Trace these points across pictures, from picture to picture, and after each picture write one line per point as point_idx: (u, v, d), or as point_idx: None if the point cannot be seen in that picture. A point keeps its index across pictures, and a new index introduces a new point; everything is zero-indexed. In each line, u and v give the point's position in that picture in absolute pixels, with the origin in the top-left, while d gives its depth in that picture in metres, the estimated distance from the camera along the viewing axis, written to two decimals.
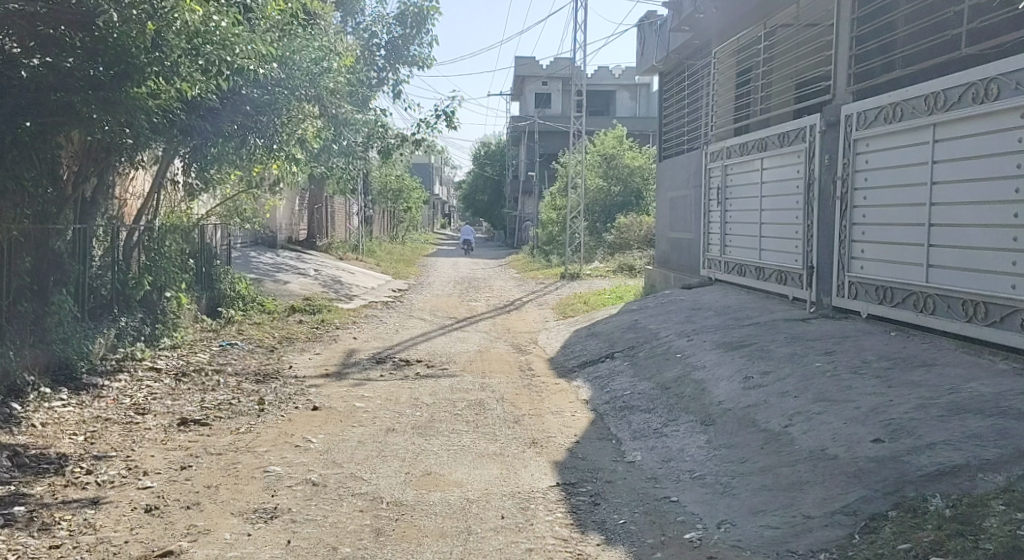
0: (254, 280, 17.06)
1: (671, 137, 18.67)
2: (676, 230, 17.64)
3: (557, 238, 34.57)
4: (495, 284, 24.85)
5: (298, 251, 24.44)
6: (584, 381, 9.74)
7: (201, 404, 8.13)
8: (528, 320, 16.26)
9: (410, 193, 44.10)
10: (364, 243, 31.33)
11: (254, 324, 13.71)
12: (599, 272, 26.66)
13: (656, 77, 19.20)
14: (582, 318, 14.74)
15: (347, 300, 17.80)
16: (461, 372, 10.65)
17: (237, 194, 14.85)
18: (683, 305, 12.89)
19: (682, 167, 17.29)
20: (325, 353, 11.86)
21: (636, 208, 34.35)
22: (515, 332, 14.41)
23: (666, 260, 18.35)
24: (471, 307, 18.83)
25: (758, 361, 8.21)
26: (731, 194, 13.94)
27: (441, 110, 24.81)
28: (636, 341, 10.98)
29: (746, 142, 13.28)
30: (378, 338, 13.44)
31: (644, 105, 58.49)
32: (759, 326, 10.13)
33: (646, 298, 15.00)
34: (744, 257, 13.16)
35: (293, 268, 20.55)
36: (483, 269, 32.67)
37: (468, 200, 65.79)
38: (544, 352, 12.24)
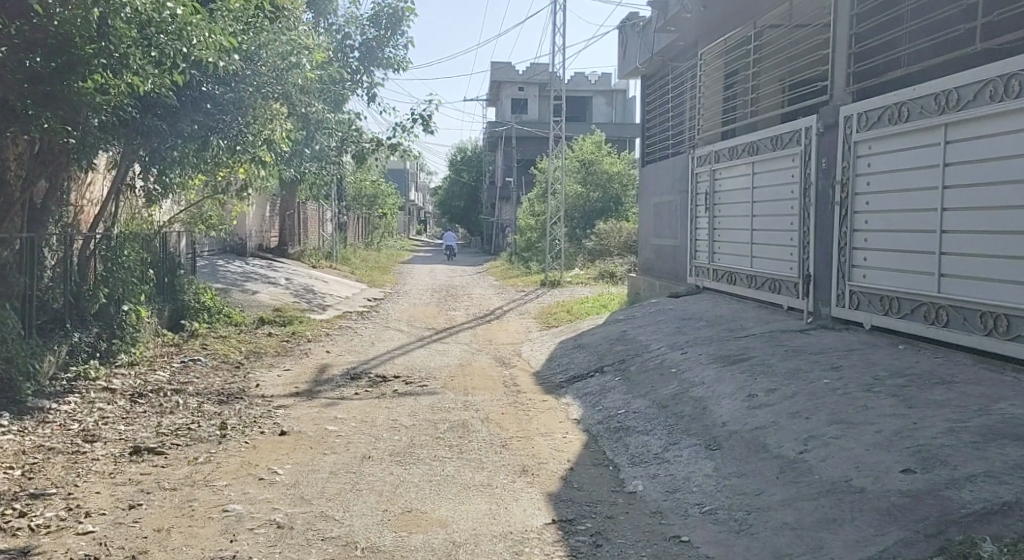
0: (222, 290, 16.34)
1: (654, 142, 18.15)
2: (661, 236, 17.10)
3: (536, 244, 34.04)
4: (474, 293, 24.26)
5: (269, 259, 23.69)
6: (573, 399, 9.14)
7: (155, 430, 7.47)
8: (509, 330, 15.65)
9: (385, 199, 43.40)
10: (338, 250, 30.63)
11: (219, 338, 13.03)
12: (580, 280, 26.14)
13: (638, 79, 18.69)
14: (566, 328, 14.15)
15: (320, 310, 17.10)
16: (441, 388, 10.02)
17: (202, 201, 14.16)
18: (672, 315, 12.32)
19: (666, 173, 16.76)
20: (296, 370, 11.18)
21: (615, 214, 33.90)
22: (496, 344, 13.79)
23: (651, 267, 17.80)
24: (449, 316, 18.19)
25: (761, 377, 7.65)
26: (719, 200, 13.40)
27: (417, 114, 24.20)
28: (626, 355, 10.40)
29: (735, 146, 12.74)
30: (353, 352, 12.78)
31: (621, 111, 58.21)
32: (756, 337, 9.59)
33: (632, 307, 14.44)
34: (734, 265, 12.61)
35: (264, 277, 19.81)
36: (461, 276, 32.07)
37: (444, 206, 65.15)
38: (528, 365, 11.64)
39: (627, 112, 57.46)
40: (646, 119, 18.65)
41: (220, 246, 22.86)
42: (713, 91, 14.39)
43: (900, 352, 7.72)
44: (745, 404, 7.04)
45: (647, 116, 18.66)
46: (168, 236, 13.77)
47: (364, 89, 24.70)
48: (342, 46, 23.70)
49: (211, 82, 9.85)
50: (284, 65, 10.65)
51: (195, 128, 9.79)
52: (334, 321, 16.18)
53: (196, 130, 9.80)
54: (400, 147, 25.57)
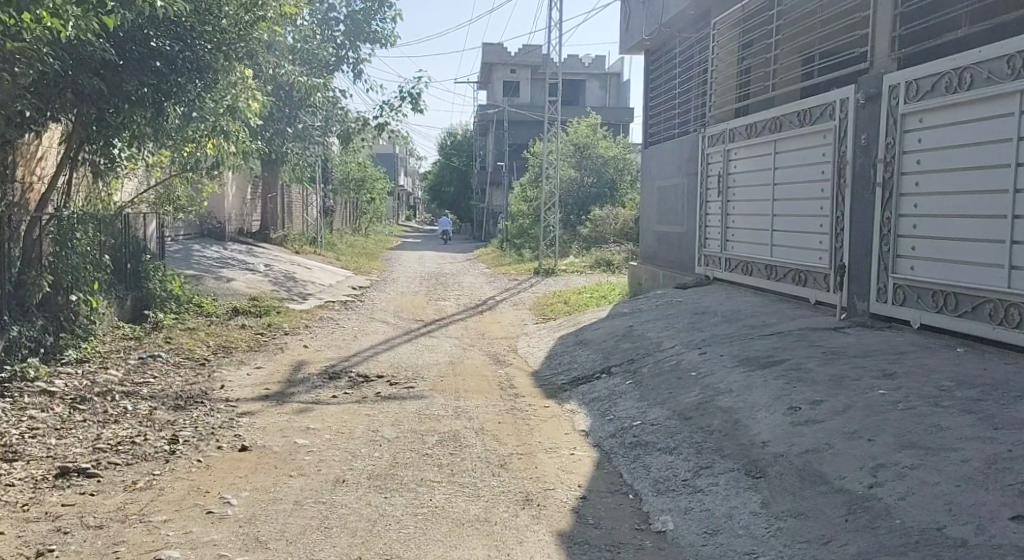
0: (193, 277, 15.19)
1: (658, 122, 17.09)
2: (665, 223, 16.05)
3: (529, 231, 32.99)
4: (465, 281, 23.19)
5: (249, 245, 22.51)
6: (579, 405, 8.06)
7: (92, 444, 6.39)
8: (503, 322, 14.57)
9: (373, 183, 42.19)
10: (322, 235, 29.46)
11: (187, 330, 11.91)
12: (575, 268, 25.10)
13: (642, 56, 17.59)
14: (566, 321, 13.05)
15: (300, 299, 15.98)
16: (430, 391, 8.93)
17: (169, 179, 13.02)
18: (683, 308, 11.24)
19: (671, 155, 15.72)
20: (268, 367, 10.06)
21: (610, 200, 32.89)
22: (489, 338, 12.70)
23: (653, 256, 16.75)
24: (438, 307, 17.09)
25: (802, 385, 6.57)
26: (734, 183, 12.33)
27: (406, 92, 23.09)
28: (637, 354, 9.31)
29: (753, 123, 11.65)
30: (334, 347, 11.69)
31: (614, 95, 57.08)
32: (785, 335, 8.51)
33: (637, 299, 13.34)
34: (750, 254, 11.55)
35: (242, 263, 18.65)
36: (451, 263, 30.97)
37: (433, 191, 63.93)
38: (525, 364, 10.55)
39: (620, 96, 56.40)
40: (648, 98, 17.57)
41: (197, 230, 21.65)
42: (727, 64, 13.37)
43: (963, 356, 6.65)
44: (788, 418, 5.97)
45: (649, 95, 17.60)
46: (130, 218, 12.63)
47: (351, 66, 23.57)
48: (327, 20, 22.56)
49: (156, 30, 8.91)
50: (251, 25, 9.57)
51: (145, 91, 9.02)
52: (315, 311, 15.06)
53: (146, 93, 9.05)
54: (388, 127, 24.44)
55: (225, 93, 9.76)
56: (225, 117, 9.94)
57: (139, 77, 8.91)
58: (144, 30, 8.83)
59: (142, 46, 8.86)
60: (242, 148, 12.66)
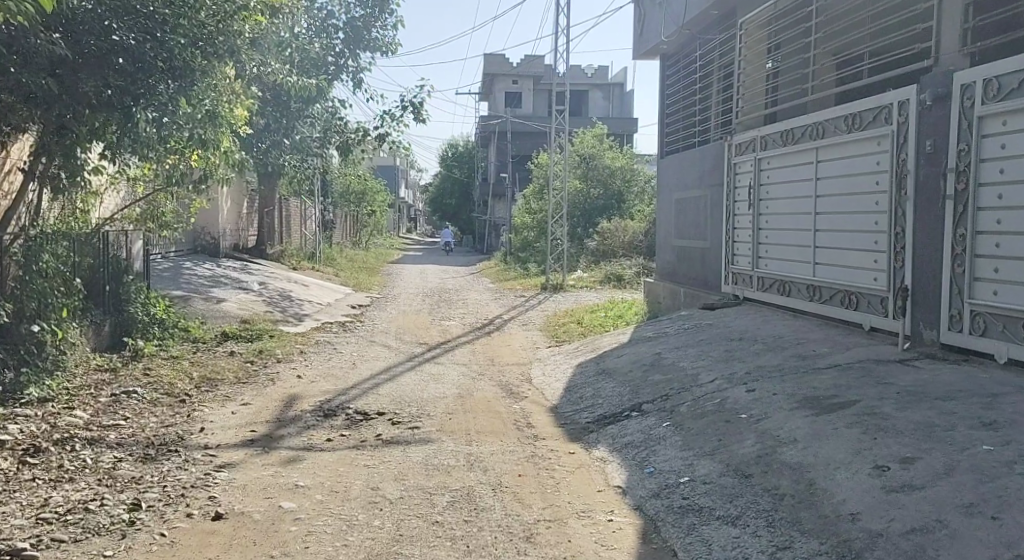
0: (179, 298, 14.16)
1: (676, 130, 16.08)
2: (686, 237, 15.06)
3: (534, 244, 31.99)
4: (470, 298, 22.17)
5: (245, 262, 21.46)
6: (609, 452, 7.00)
7: (36, 514, 5.46)
8: (513, 345, 13.52)
9: (374, 196, 41.17)
10: (322, 250, 28.46)
11: (170, 360, 10.84)
12: (584, 283, 24.07)
13: (658, 61, 16.59)
14: (583, 345, 11.99)
15: (296, 321, 14.93)
16: (437, 432, 7.87)
17: (152, 194, 12.01)
18: (716, 332, 10.17)
19: (692, 164, 14.73)
20: (255, 403, 9.00)
21: (618, 212, 31.86)
22: (500, 365, 11.64)
23: (673, 272, 15.75)
24: (443, 327, 16.06)
25: (885, 436, 5.52)
26: (767, 194, 11.32)
27: (408, 101, 22.09)
28: (672, 388, 8.25)
29: (790, 129, 10.64)
30: (330, 377, 10.63)
31: (618, 106, 56.18)
32: (843, 369, 7.46)
33: (660, 320, 12.29)
34: (789, 273, 10.54)
35: (234, 282, 17.63)
36: (455, 278, 29.97)
37: (435, 203, 62.97)
38: (542, 397, 9.49)
39: (624, 106, 55.47)
40: (665, 105, 16.57)
41: (189, 246, 20.64)
42: (756, 67, 12.35)
43: None
44: (877, 483, 4.91)
45: (665, 102, 16.59)
46: (108, 236, 11.61)
47: (350, 74, 22.59)
48: (325, 26, 21.57)
49: (119, 22, 8.03)
50: (231, 14, 8.70)
51: (109, 92, 8.10)
52: (311, 335, 13.99)
53: (111, 95, 8.11)
54: (389, 138, 23.44)
55: (204, 93, 8.80)
56: (206, 125, 8.95)
57: (104, 72, 8.03)
58: (105, 20, 7.98)
59: (101, 40, 7.93)
60: (230, 159, 11.64)
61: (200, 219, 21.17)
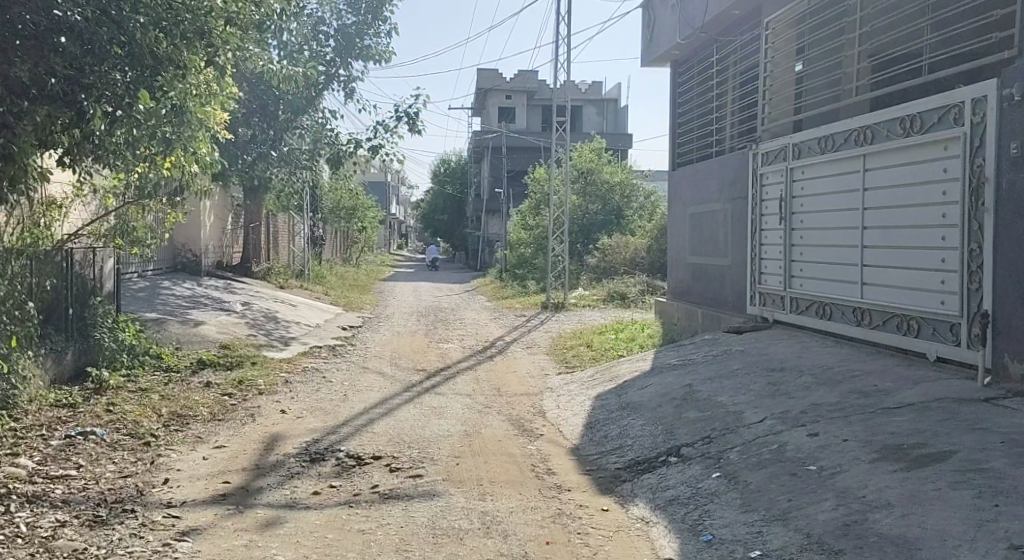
0: (154, 321, 13.02)
1: (689, 140, 15.06)
2: (701, 254, 14.04)
3: (532, 261, 30.95)
4: (468, 318, 21.10)
5: (229, 280, 20.31)
6: (651, 510, 5.91)
7: None
8: (519, 372, 12.42)
9: (365, 211, 40.10)
10: (310, 268, 27.34)
11: (138, 393, 9.68)
12: (587, 302, 23.03)
13: (668, 66, 15.64)
14: (598, 373, 10.90)
15: (282, 346, 13.79)
16: (443, 483, 6.77)
17: (121, 207, 10.94)
18: (752, 361, 9.10)
19: (708, 176, 13.74)
20: (232, 446, 7.87)
21: (617, 228, 30.86)
22: (508, 396, 10.52)
23: (687, 291, 14.72)
24: (441, 351, 14.97)
25: (1010, 506, 4.47)
26: (799, 208, 10.29)
27: (401, 111, 21.05)
28: (713, 430, 7.16)
29: (827, 134, 9.62)
30: (319, 411, 9.52)
31: (612, 120, 55.38)
32: (919, 409, 6.40)
33: (681, 345, 11.21)
34: (829, 295, 9.50)
35: (216, 303, 16.50)
36: (450, 296, 28.88)
37: (427, 219, 61.92)
38: (559, 435, 8.39)
39: (619, 121, 54.67)
40: (677, 113, 15.55)
41: (169, 264, 19.50)
42: (783, 69, 11.34)
43: None
44: None
45: (677, 110, 15.59)
46: (72, 254, 10.48)
47: (341, 84, 21.57)
48: (315, 33, 20.54)
49: None
50: None
51: (53, 81, 7.11)
52: (299, 361, 12.85)
53: (58, 85, 7.14)
54: (382, 151, 22.39)
55: (174, 84, 7.85)
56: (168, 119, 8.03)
57: (50, 61, 7.07)
58: None
59: (38, 14, 6.95)
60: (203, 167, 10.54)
61: (182, 236, 20.03)
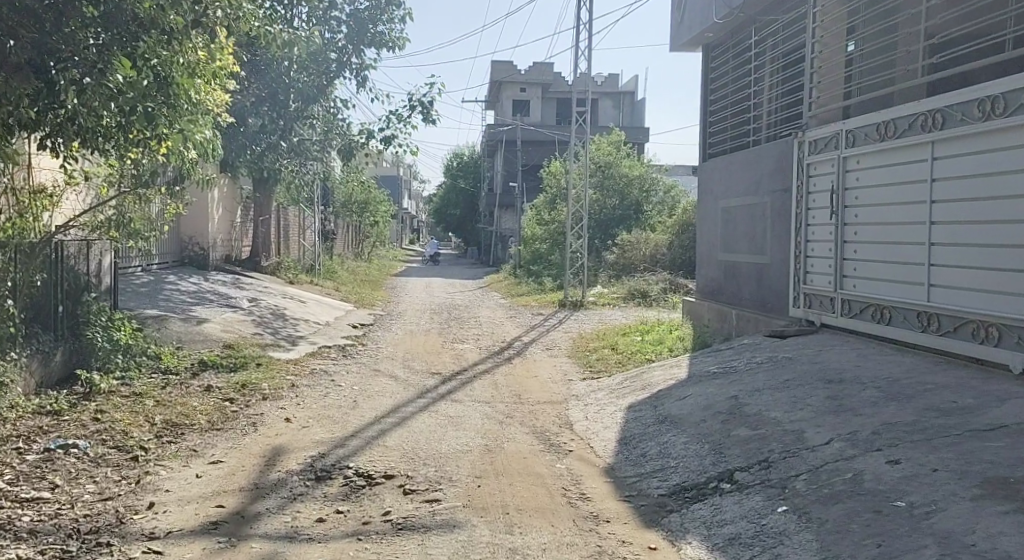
0: (154, 318, 12.27)
1: (722, 130, 14.20)
2: (735, 251, 13.21)
3: (548, 256, 30.11)
4: (483, 315, 20.30)
5: (236, 275, 19.57)
6: (709, 551, 5.09)
7: None
8: (542, 376, 11.60)
9: (377, 205, 39.29)
10: (321, 262, 26.58)
11: (132, 398, 8.86)
12: (607, 300, 22.19)
13: (701, 51, 14.74)
14: (628, 380, 10.07)
15: (289, 345, 13.01)
16: (464, 510, 5.96)
17: (117, 196, 10.02)
18: (803, 371, 8.25)
19: (744, 168, 12.91)
20: (229, 460, 7.07)
21: (636, 223, 29.98)
22: (531, 404, 9.71)
23: (718, 291, 13.90)
24: (457, 352, 14.17)
25: None
26: (855, 200, 9.48)
27: (416, 100, 20.24)
28: (772, 452, 6.32)
29: (890, 121, 8.80)
30: (327, 419, 8.73)
31: (629, 114, 54.39)
32: (1016, 432, 5.55)
33: (718, 350, 10.36)
34: (890, 296, 8.72)
35: (221, 299, 15.77)
36: (464, 292, 28.08)
37: (440, 213, 61.10)
38: (592, 451, 7.57)
39: (634, 115, 53.73)
40: (709, 101, 14.69)
41: (174, 257, 18.78)
42: (833, 51, 10.48)
43: None
44: None
45: (709, 98, 14.73)
46: (63, 246, 9.71)
47: (353, 72, 20.78)
48: (327, 18, 19.73)
49: None
50: None
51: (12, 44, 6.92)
52: (306, 362, 12.06)
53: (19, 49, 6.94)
54: (395, 141, 21.60)
55: (159, 53, 7.49)
56: (157, 95, 7.53)
57: (8, 22, 6.95)
58: None
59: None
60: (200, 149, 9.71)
61: (188, 228, 19.25)
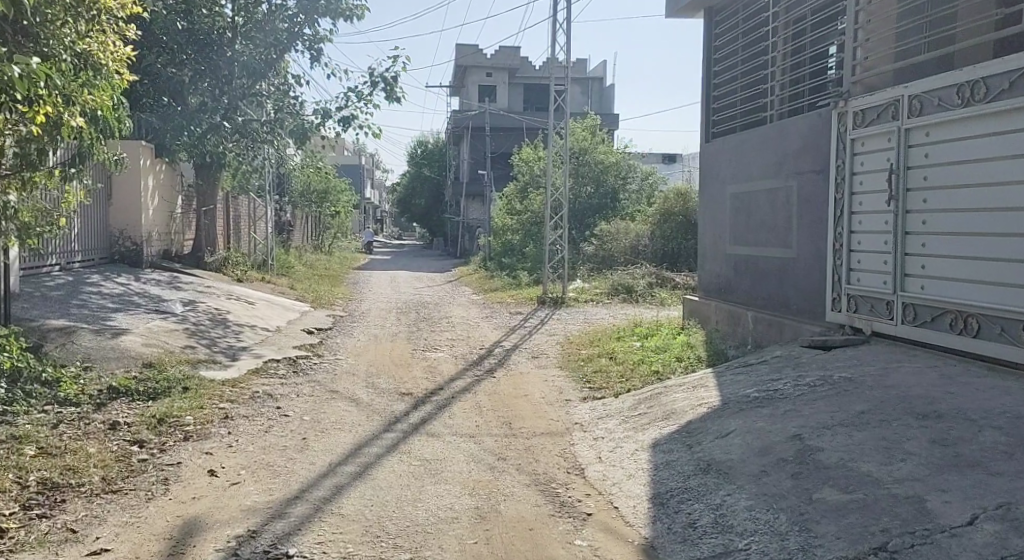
0: (61, 335, 10.22)
1: (731, 104, 12.30)
2: (749, 243, 11.29)
3: (522, 248, 28.23)
4: (456, 315, 18.36)
5: (175, 274, 17.42)
6: None
7: None
8: (532, 397, 9.70)
9: (338, 195, 37.19)
10: (276, 257, 24.47)
11: (7, 445, 6.89)
12: (589, 295, 20.40)
13: (704, 15, 12.88)
14: (642, 404, 8.19)
15: (228, 361, 11.01)
16: None
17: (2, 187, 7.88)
18: (880, 399, 6.42)
19: (760, 147, 10.98)
20: (122, 551, 5.17)
21: (613, 213, 28.14)
22: (525, 440, 7.79)
23: (728, 288, 11.95)
24: (428, 362, 12.23)
25: None
26: (922, 181, 7.63)
27: (376, 77, 18.19)
28: (884, 537, 4.47)
29: (981, 80, 6.98)
30: (266, 470, 6.77)
31: (598, 98, 52.58)
32: None
33: (750, 364, 8.50)
34: (983, 302, 6.94)
35: (152, 306, 13.68)
36: (432, 288, 26.13)
37: (404, 203, 58.92)
38: (617, 514, 5.70)
39: (604, 100, 51.95)
40: (713, 72, 12.80)
41: (103, 253, 16.63)
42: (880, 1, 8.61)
43: None
44: None
45: (712, 68, 12.84)
46: None
47: (305, 45, 18.68)
48: None
49: None
50: None
51: None
52: (246, 384, 10.06)
53: None
54: (353, 124, 19.53)
55: None
56: None
57: None
58: None
59: None
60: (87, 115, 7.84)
61: (119, 220, 17.02)
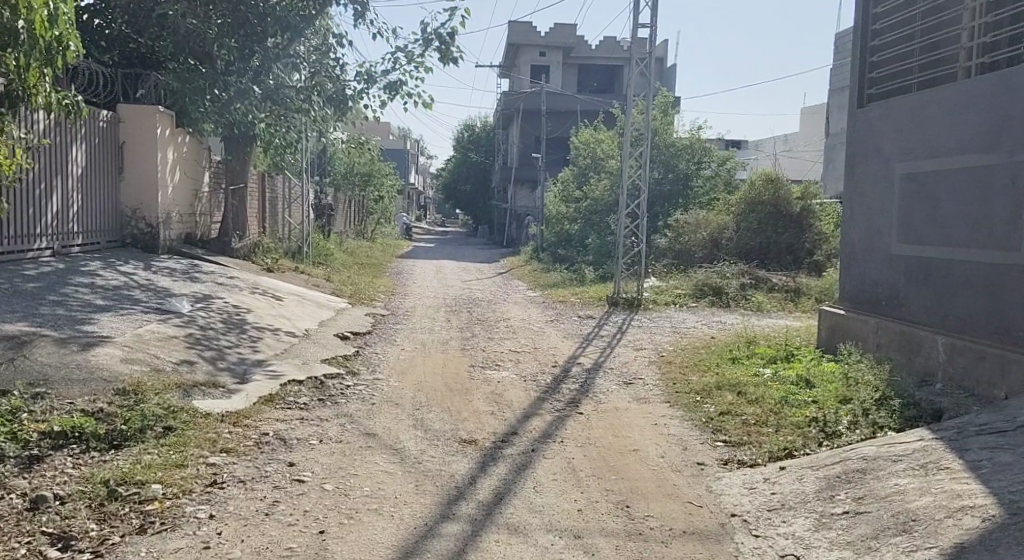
0: (14, 346, 7.67)
1: (905, 54, 9.19)
2: (941, 242, 8.25)
3: (583, 239, 25.35)
4: (515, 317, 15.60)
5: (193, 262, 14.80)
6: None
7: None
8: (649, 452, 6.89)
9: (382, 178, 34.48)
10: (312, 242, 21.83)
11: None
12: (671, 296, 17.51)
13: None
14: (844, 492, 5.30)
15: (236, 384, 8.36)
16: None
17: None
18: None
19: (965, 106, 7.97)
20: None
21: (686, 202, 25.07)
22: (664, 547, 4.99)
23: (897, 302, 8.92)
24: (492, 386, 9.49)
25: None
26: None
27: (430, 34, 15.42)
28: None
29: None
30: None
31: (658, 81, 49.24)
32: None
33: (1001, 430, 5.58)
34: None
35: (153, 302, 11.06)
36: (484, 281, 23.37)
37: (449, 189, 56.10)
38: None
39: (663, 81, 48.66)
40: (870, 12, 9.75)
41: (111, 235, 14.03)
42: None
43: None
44: None
45: (872, 10, 9.73)
46: None
47: None
48: None
49: None
50: None
51: None
52: (255, 421, 7.37)
53: None
54: (400, 92, 16.81)
55: None
56: None
57: None
58: None
59: None
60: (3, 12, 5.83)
61: (129, 195, 14.39)
